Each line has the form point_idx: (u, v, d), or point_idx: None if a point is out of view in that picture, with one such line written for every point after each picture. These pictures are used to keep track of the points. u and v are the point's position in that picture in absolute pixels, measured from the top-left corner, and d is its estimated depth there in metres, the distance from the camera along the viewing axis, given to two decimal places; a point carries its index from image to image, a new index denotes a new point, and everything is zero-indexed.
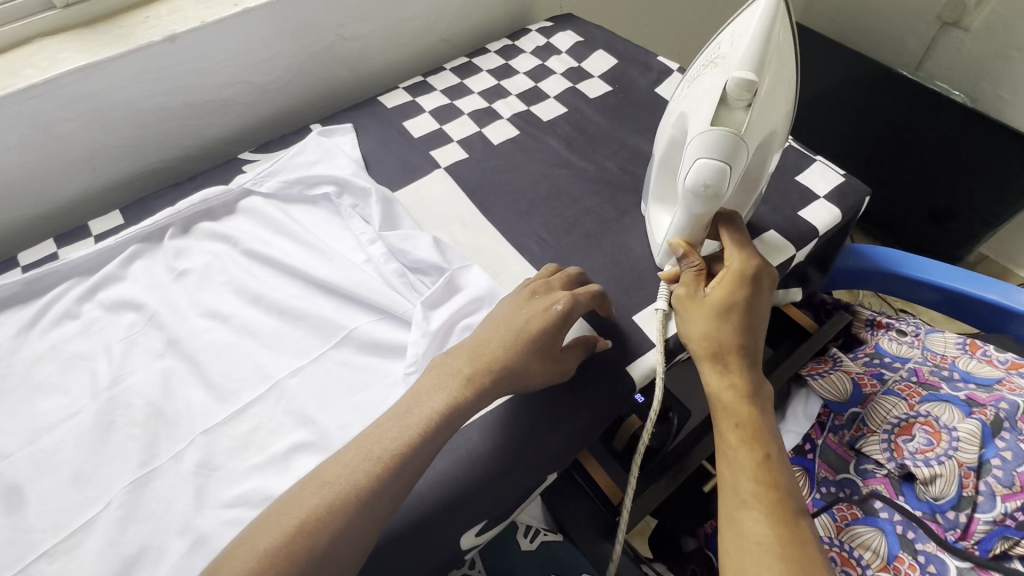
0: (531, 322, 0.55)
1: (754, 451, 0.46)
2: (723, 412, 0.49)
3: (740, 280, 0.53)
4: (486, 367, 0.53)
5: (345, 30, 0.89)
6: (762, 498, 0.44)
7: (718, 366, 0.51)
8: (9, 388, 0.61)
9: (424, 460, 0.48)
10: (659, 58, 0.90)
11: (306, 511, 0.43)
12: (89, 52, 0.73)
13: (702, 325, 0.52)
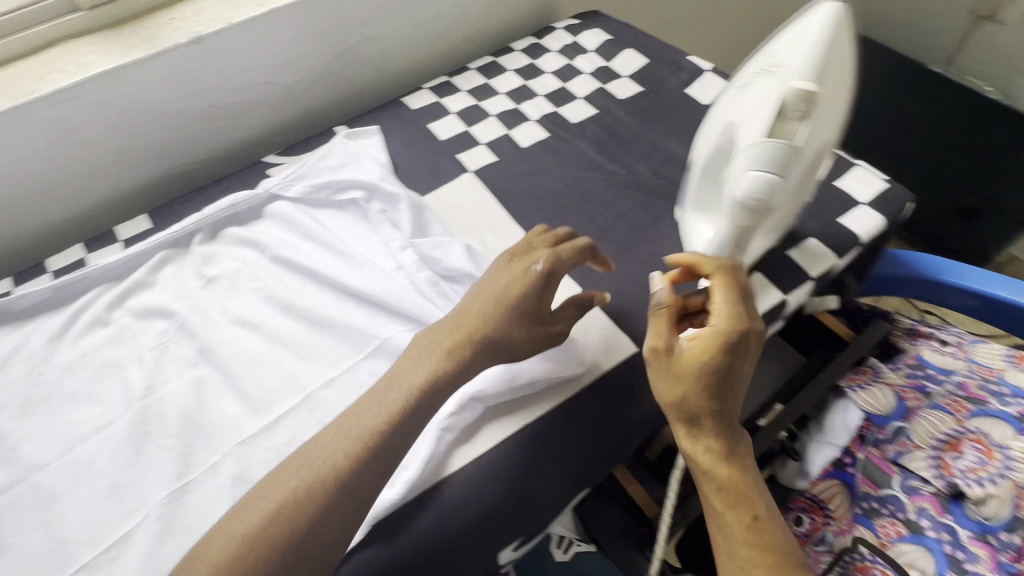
0: (512, 286, 0.55)
1: (740, 517, 0.47)
2: (705, 478, 0.49)
3: (719, 340, 0.48)
4: (463, 337, 0.54)
5: (369, 29, 0.87)
6: (754, 562, 0.45)
7: (695, 431, 0.49)
8: (43, 397, 0.61)
9: (401, 442, 0.50)
10: (690, 57, 0.88)
11: (281, 495, 0.46)
12: (115, 55, 0.72)
13: (677, 392, 0.48)
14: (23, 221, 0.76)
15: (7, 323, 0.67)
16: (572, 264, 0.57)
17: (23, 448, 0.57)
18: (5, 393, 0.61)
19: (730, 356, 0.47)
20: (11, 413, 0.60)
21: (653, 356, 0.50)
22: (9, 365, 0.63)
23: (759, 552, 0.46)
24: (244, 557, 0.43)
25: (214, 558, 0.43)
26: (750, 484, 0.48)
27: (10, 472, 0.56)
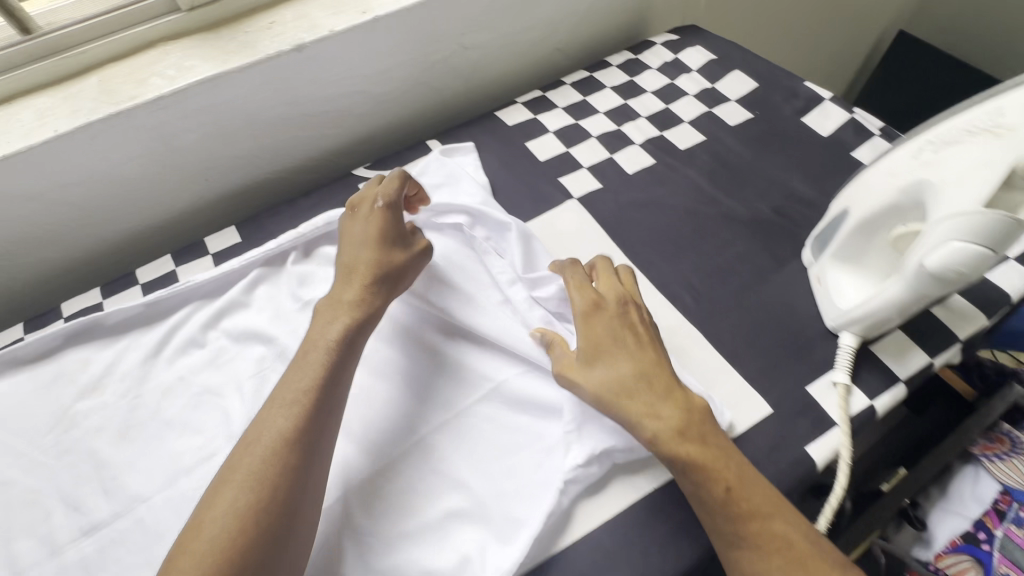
0: (370, 225, 0.62)
1: (715, 485, 0.46)
2: (670, 461, 0.48)
3: (595, 313, 0.55)
4: (360, 277, 0.59)
5: (466, 39, 0.83)
6: (745, 534, 0.45)
7: (636, 416, 0.50)
8: (140, 422, 0.59)
9: (334, 389, 0.52)
10: (805, 83, 0.82)
11: (243, 474, 0.45)
12: (215, 60, 0.69)
13: (596, 383, 0.52)
14: (111, 228, 0.74)
15: (100, 338, 0.65)
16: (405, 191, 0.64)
17: (123, 478, 0.55)
18: (102, 415, 0.59)
19: (608, 323, 0.55)
20: (109, 438, 0.57)
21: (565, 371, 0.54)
22: (104, 385, 0.61)
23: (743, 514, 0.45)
24: (234, 523, 0.43)
25: (199, 543, 0.42)
26: (711, 446, 0.48)
27: (111, 504, 0.54)
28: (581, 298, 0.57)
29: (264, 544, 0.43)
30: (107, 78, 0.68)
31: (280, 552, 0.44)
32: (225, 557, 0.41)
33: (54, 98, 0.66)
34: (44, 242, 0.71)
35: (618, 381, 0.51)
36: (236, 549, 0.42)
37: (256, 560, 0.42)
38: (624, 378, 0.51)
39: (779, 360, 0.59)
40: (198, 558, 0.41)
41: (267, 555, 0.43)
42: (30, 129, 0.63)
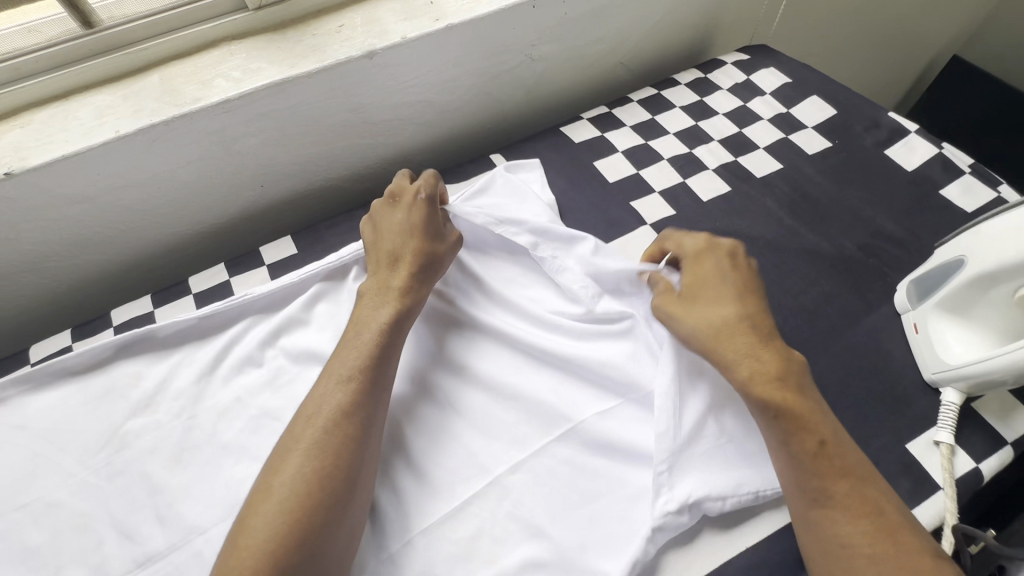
0: (411, 214, 0.62)
1: (807, 440, 0.45)
2: (762, 408, 0.47)
3: (705, 255, 0.57)
4: (406, 263, 0.59)
5: (535, 51, 0.79)
6: (830, 491, 0.44)
7: (733, 355, 0.50)
8: (196, 445, 0.55)
9: (386, 368, 0.52)
10: (887, 114, 0.79)
11: (305, 443, 0.46)
12: (282, 64, 0.65)
13: (693, 320, 0.53)
14: (162, 231, 0.71)
15: (152, 350, 0.61)
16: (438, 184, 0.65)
17: (179, 506, 0.52)
18: (155, 435, 0.56)
19: (713, 266, 0.56)
20: (163, 461, 0.54)
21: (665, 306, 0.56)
22: (157, 402, 0.58)
23: (834, 472, 0.44)
24: (302, 495, 0.44)
25: (266, 511, 0.43)
26: (806, 402, 0.48)
27: (167, 534, 0.51)
28: (690, 240, 0.59)
29: (331, 509, 0.44)
30: (168, 77, 0.65)
31: (345, 516, 0.45)
32: (295, 522, 0.42)
33: (113, 96, 0.63)
34: (94, 245, 0.68)
35: (720, 318, 0.52)
36: (304, 512, 0.43)
37: (323, 523, 0.43)
38: (726, 315, 0.52)
39: (874, 412, 0.55)
40: (270, 520, 0.42)
41: (332, 519, 0.44)
42: (90, 128, 0.60)
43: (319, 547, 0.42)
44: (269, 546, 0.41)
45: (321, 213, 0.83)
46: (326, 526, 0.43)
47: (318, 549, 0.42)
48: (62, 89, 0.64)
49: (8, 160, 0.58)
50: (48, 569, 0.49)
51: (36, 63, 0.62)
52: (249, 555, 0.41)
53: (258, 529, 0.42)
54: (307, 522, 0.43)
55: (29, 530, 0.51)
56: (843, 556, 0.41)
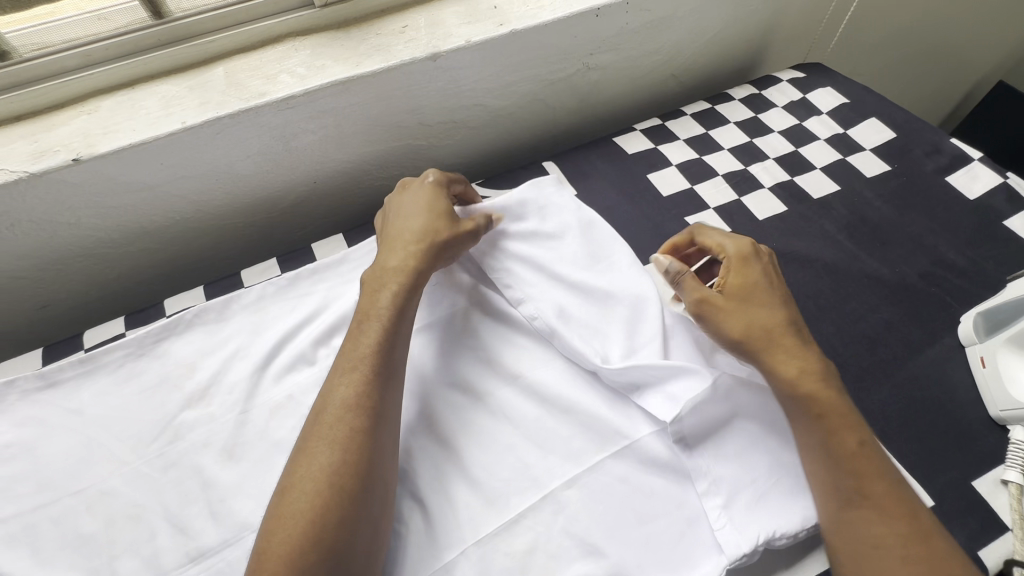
0: (427, 199, 0.61)
1: (850, 438, 0.46)
2: (805, 404, 0.49)
3: (751, 259, 0.57)
4: (411, 246, 0.58)
5: (593, 59, 0.79)
6: (865, 492, 0.44)
7: (781, 354, 0.51)
8: (248, 440, 0.55)
9: (395, 356, 0.51)
10: (949, 139, 0.77)
11: (325, 439, 0.45)
12: (347, 63, 0.65)
13: (740, 322, 0.54)
14: (213, 223, 0.71)
15: (206, 342, 0.62)
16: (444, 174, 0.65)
17: (231, 502, 0.52)
18: (208, 428, 0.56)
19: (760, 270, 0.57)
20: (216, 455, 0.54)
21: (701, 309, 0.55)
22: (211, 395, 0.58)
23: (870, 473, 0.45)
24: (323, 492, 0.43)
25: (293, 508, 0.42)
26: (838, 400, 0.49)
27: (219, 530, 0.50)
28: (734, 244, 0.58)
29: (355, 504, 0.43)
30: (233, 70, 0.65)
31: (370, 512, 0.44)
32: (320, 518, 0.41)
33: (179, 87, 0.63)
34: (149, 234, 0.68)
35: (766, 319, 0.53)
36: (331, 509, 0.42)
37: (346, 519, 0.42)
38: (774, 317, 0.53)
39: (939, 446, 0.54)
40: (296, 518, 0.42)
41: (356, 512, 0.43)
42: (157, 118, 0.60)
43: (346, 543, 0.42)
44: (296, 545, 0.40)
45: (368, 212, 0.83)
46: (351, 520, 0.42)
47: (345, 545, 0.42)
48: (128, 78, 0.64)
49: (76, 146, 0.58)
50: (102, 558, 0.49)
51: (106, 50, 0.62)
52: (276, 557, 0.40)
53: (286, 527, 0.41)
54: (330, 520, 0.42)
55: (82, 517, 0.51)
56: (874, 556, 0.42)
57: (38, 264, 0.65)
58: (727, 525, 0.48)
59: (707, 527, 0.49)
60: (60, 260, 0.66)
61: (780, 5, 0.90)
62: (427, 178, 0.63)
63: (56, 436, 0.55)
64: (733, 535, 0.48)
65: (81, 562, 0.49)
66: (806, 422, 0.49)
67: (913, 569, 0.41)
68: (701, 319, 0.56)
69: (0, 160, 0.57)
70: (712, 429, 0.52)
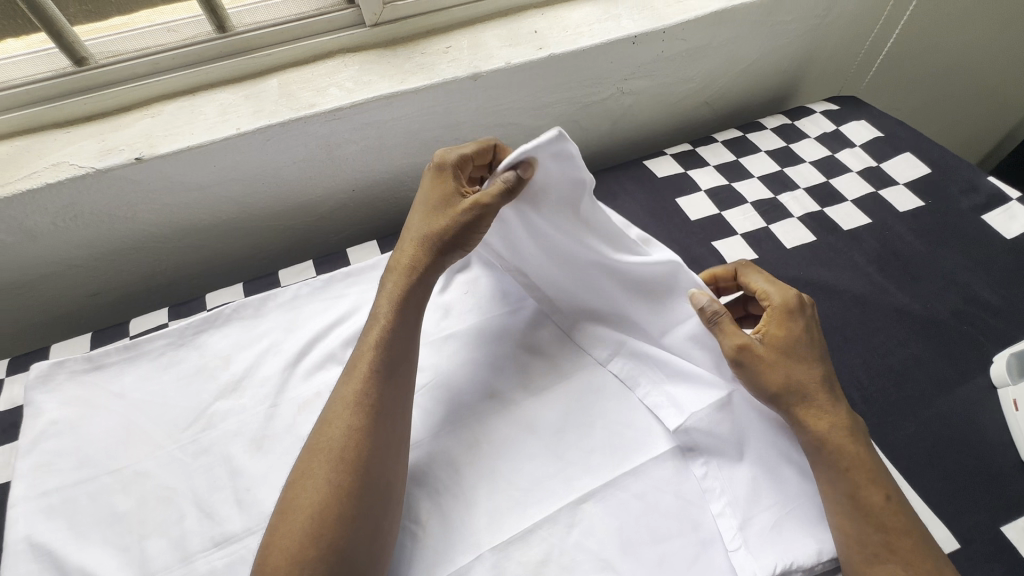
0: (433, 185, 0.57)
1: (879, 493, 0.46)
2: (831, 458, 0.47)
3: (795, 312, 0.51)
4: (417, 248, 0.56)
5: (627, 85, 0.81)
6: (893, 547, 0.44)
7: (815, 409, 0.48)
8: (277, 433, 0.57)
9: (395, 353, 0.52)
10: (986, 178, 0.77)
11: (323, 439, 0.47)
12: (394, 79, 0.68)
13: (783, 375, 0.49)
14: (256, 223, 0.75)
15: (243, 337, 0.64)
16: (456, 152, 0.57)
17: (256, 491, 0.54)
18: (239, 418, 0.58)
19: (803, 326, 0.51)
20: (245, 446, 0.56)
21: (741, 357, 0.49)
22: (244, 387, 0.61)
23: (895, 531, 0.44)
24: (323, 490, 0.44)
25: (295, 506, 0.44)
26: (866, 453, 0.48)
27: (244, 517, 0.52)
28: (777, 293, 0.52)
29: (354, 500, 0.44)
30: (286, 82, 0.69)
31: (370, 509, 0.45)
32: (320, 515, 0.43)
33: (236, 96, 0.68)
34: (196, 231, 0.72)
35: (804, 377, 0.49)
36: (332, 505, 0.44)
37: (345, 517, 0.44)
38: (811, 376, 0.49)
39: (966, 489, 0.53)
40: (299, 514, 0.43)
41: (357, 508, 0.44)
42: (214, 124, 0.64)
43: (347, 540, 0.43)
44: (297, 540, 0.42)
45: (401, 220, 0.86)
46: (348, 517, 0.44)
47: (346, 542, 0.43)
48: (191, 86, 0.69)
49: (139, 146, 0.62)
50: (132, 536, 0.51)
51: (173, 59, 0.67)
52: (278, 551, 0.42)
53: (289, 526, 0.43)
54: (329, 518, 0.43)
55: (117, 495, 0.54)
56: None
57: (93, 254, 0.69)
58: (741, 548, 0.48)
59: (721, 549, 0.49)
60: (115, 251, 0.70)
61: (816, 38, 0.91)
62: (434, 160, 0.57)
63: (98, 416, 0.58)
64: (747, 560, 0.47)
65: (113, 538, 0.51)
66: (829, 473, 0.47)
67: None
68: (740, 364, 0.50)
69: (71, 157, 0.62)
70: (724, 445, 0.52)
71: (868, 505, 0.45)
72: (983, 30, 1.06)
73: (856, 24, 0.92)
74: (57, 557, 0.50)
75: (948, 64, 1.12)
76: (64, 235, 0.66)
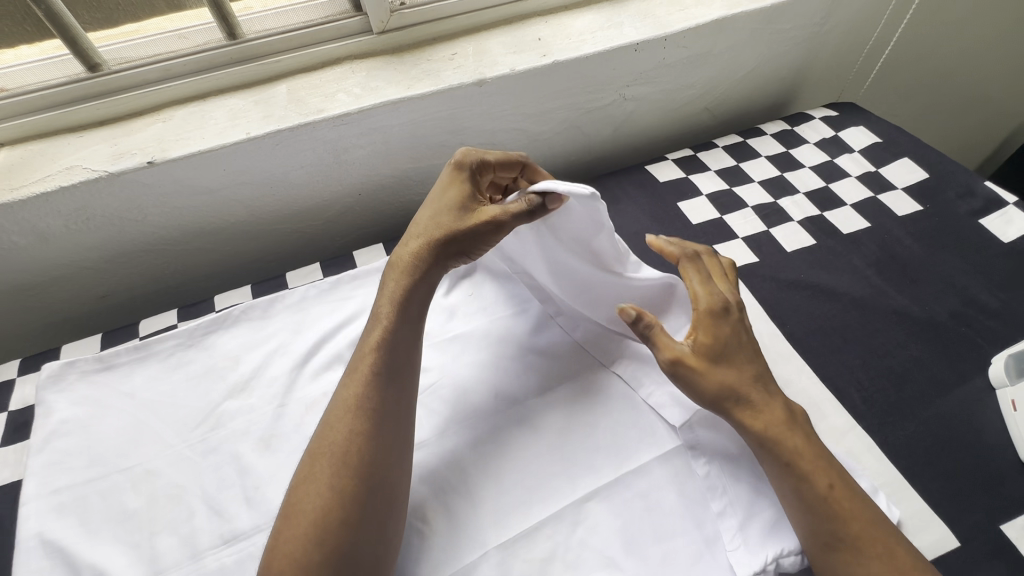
0: (449, 185, 0.59)
1: (820, 481, 0.46)
2: (772, 455, 0.47)
3: (721, 315, 0.52)
4: (422, 245, 0.57)
5: (629, 91, 0.82)
6: (842, 534, 0.44)
7: (749, 407, 0.49)
8: (285, 432, 0.58)
9: (395, 356, 0.53)
10: (983, 182, 0.78)
11: (325, 442, 0.48)
12: (401, 85, 0.70)
13: (715, 380, 0.50)
14: (264, 227, 0.76)
15: (251, 337, 0.65)
16: (479, 156, 0.59)
17: (265, 490, 0.54)
18: (248, 418, 0.59)
19: (730, 328, 0.52)
20: (253, 445, 0.57)
21: (675, 368, 0.51)
22: (252, 387, 0.61)
23: (843, 517, 0.44)
24: (325, 495, 0.45)
25: (298, 510, 0.45)
26: (808, 444, 0.48)
27: (253, 515, 0.53)
28: (705, 297, 0.53)
29: (357, 505, 0.45)
30: (295, 88, 0.70)
31: (372, 514, 0.45)
32: (324, 520, 0.44)
33: (246, 102, 0.69)
34: (205, 234, 0.73)
35: (735, 379, 0.50)
36: (335, 509, 0.44)
37: (349, 521, 0.44)
38: (741, 377, 0.50)
39: (966, 488, 0.54)
40: (303, 518, 0.44)
41: (360, 513, 0.45)
42: (225, 128, 0.66)
43: (350, 544, 0.44)
44: (301, 543, 0.43)
45: (406, 224, 0.87)
46: (352, 521, 0.44)
47: (349, 546, 0.44)
48: (201, 91, 0.70)
49: (151, 151, 0.64)
50: (142, 534, 0.52)
51: (184, 66, 0.68)
52: (282, 554, 0.43)
53: (292, 529, 0.44)
54: (331, 520, 0.44)
55: (127, 493, 0.54)
56: None
57: (103, 256, 0.70)
58: (740, 546, 0.49)
59: (721, 547, 0.50)
60: (125, 253, 0.71)
61: (815, 46, 0.92)
62: (455, 160, 0.59)
63: (109, 416, 0.59)
64: (745, 557, 0.48)
65: (123, 536, 0.52)
66: (771, 469, 0.48)
67: None
68: (676, 377, 0.51)
69: (84, 160, 0.63)
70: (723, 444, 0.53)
71: (811, 496, 0.45)
72: (979, 38, 1.07)
73: (854, 32, 0.94)
74: (68, 554, 0.50)
75: (945, 71, 1.14)
76: (75, 238, 0.67)
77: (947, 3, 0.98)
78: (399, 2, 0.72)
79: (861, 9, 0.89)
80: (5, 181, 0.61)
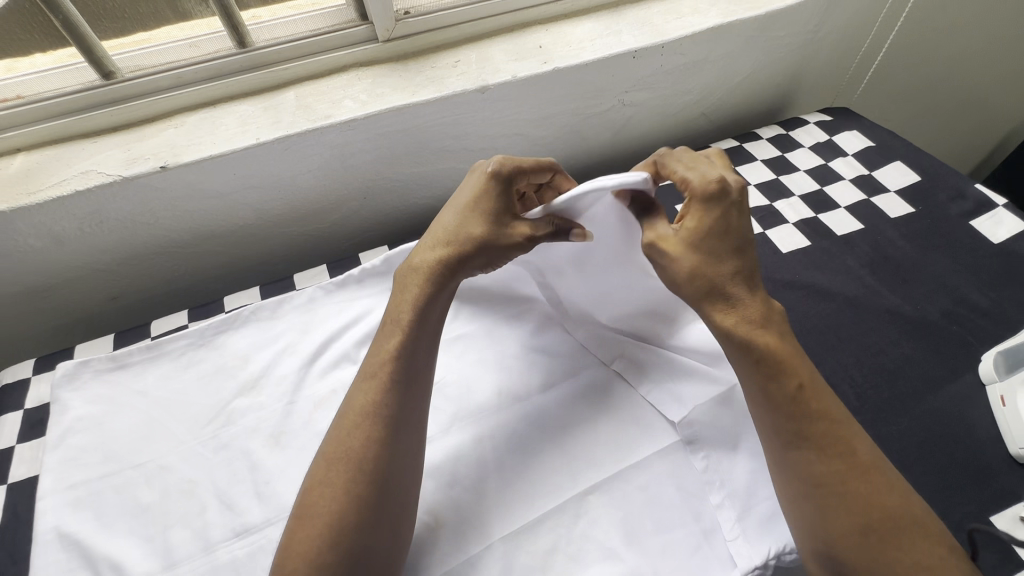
0: (482, 193, 0.55)
1: (790, 380, 0.45)
2: (744, 352, 0.46)
3: (712, 199, 0.48)
4: (449, 253, 0.55)
5: (628, 96, 0.84)
6: (807, 434, 0.44)
7: (724, 301, 0.47)
8: (294, 429, 0.60)
9: (414, 365, 0.52)
10: (974, 185, 0.80)
11: (342, 447, 0.48)
12: (406, 92, 0.72)
13: (690, 269, 0.48)
14: (271, 229, 0.78)
15: (260, 337, 0.67)
16: (521, 165, 0.55)
17: (275, 484, 0.56)
18: (258, 415, 0.61)
19: (721, 214, 0.48)
20: (264, 441, 0.59)
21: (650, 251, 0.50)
22: (262, 385, 0.63)
23: (807, 417, 0.44)
24: (340, 500, 0.45)
25: (313, 512, 0.45)
26: (785, 344, 0.46)
27: (263, 509, 0.54)
28: (694, 178, 0.49)
29: (371, 511, 0.46)
30: (302, 94, 0.72)
31: (385, 519, 0.47)
32: (339, 525, 0.45)
33: (256, 108, 0.71)
34: (215, 237, 0.75)
35: (713, 271, 0.48)
36: (350, 515, 0.45)
37: (363, 527, 0.45)
38: (721, 270, 0.48)
39: (957, 481, 0.55)
40: (317, 521, 0.45)
41: (373, 519, 0.46)
42: (235, 134, 0.68)
43: (363, 549, 0.45)
44: (316, 546, 0.44)
45: (410, 227, 0.89)
46: (367, 527, 0.45)
47: (362, 550, 0.45)
48: (212, 98, 0.72)
49: (164, 156, 0.65)
50: (156, 527, 0.53)
51: (196, 73, 0.70)
52: (296, 555, 0.44)
53: (305, 530, 0.45)
54: (347, 526, 0.45)
55: (141, 488, 0.56)
56: (806, 490, 0.43)
57: (116, 259, 0.72)
58: (739, 537, 0.50)
59: (720, 538, 0.51)
60: (136, 255, 0.73)
61: (809, 52, 0.94)
62: (491, 164, 0.55)
63: (122, 413, 0.61)
64: (745, 547, 0.49)
65: (137, 529, 0.53)
66: (741, 362, 0.47)
67: (845, 503, 0.42)
68: (654, 257, 0.50)
69: (98, 165, 0.65)
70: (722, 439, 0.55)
71: (778, 395, 0.45)
72: (969, 44, 1.10)
73: (847, 38, 0.96)
74: (85, 546, 0.52)
75: (938, 76, 1.16)
76: (89, 240, 0.68)
77: (938, 10, 1.00)
78: (404, 12, 0.74)
79: (854, 16, 0.91)
80: (22, 186, 0.63)
